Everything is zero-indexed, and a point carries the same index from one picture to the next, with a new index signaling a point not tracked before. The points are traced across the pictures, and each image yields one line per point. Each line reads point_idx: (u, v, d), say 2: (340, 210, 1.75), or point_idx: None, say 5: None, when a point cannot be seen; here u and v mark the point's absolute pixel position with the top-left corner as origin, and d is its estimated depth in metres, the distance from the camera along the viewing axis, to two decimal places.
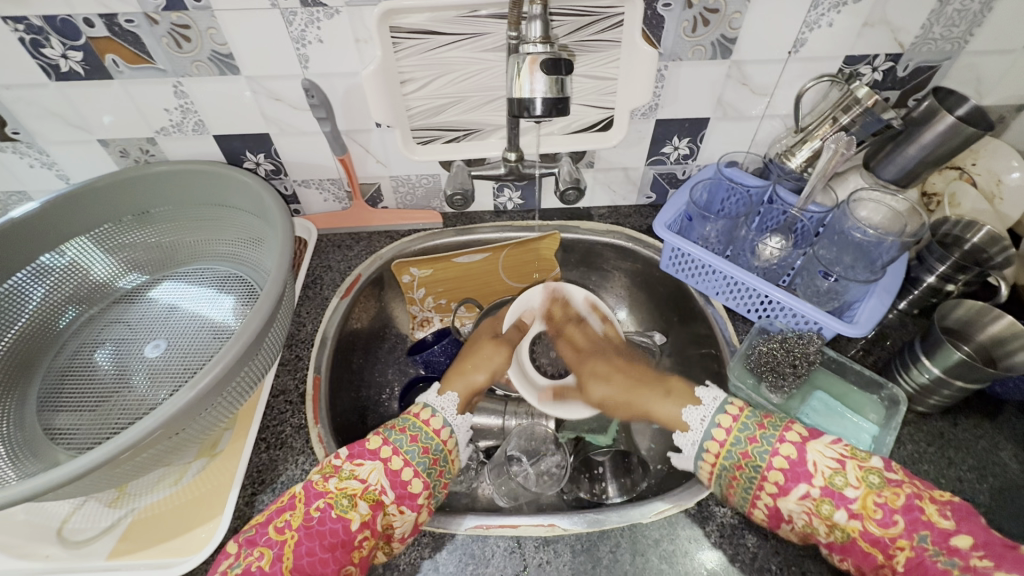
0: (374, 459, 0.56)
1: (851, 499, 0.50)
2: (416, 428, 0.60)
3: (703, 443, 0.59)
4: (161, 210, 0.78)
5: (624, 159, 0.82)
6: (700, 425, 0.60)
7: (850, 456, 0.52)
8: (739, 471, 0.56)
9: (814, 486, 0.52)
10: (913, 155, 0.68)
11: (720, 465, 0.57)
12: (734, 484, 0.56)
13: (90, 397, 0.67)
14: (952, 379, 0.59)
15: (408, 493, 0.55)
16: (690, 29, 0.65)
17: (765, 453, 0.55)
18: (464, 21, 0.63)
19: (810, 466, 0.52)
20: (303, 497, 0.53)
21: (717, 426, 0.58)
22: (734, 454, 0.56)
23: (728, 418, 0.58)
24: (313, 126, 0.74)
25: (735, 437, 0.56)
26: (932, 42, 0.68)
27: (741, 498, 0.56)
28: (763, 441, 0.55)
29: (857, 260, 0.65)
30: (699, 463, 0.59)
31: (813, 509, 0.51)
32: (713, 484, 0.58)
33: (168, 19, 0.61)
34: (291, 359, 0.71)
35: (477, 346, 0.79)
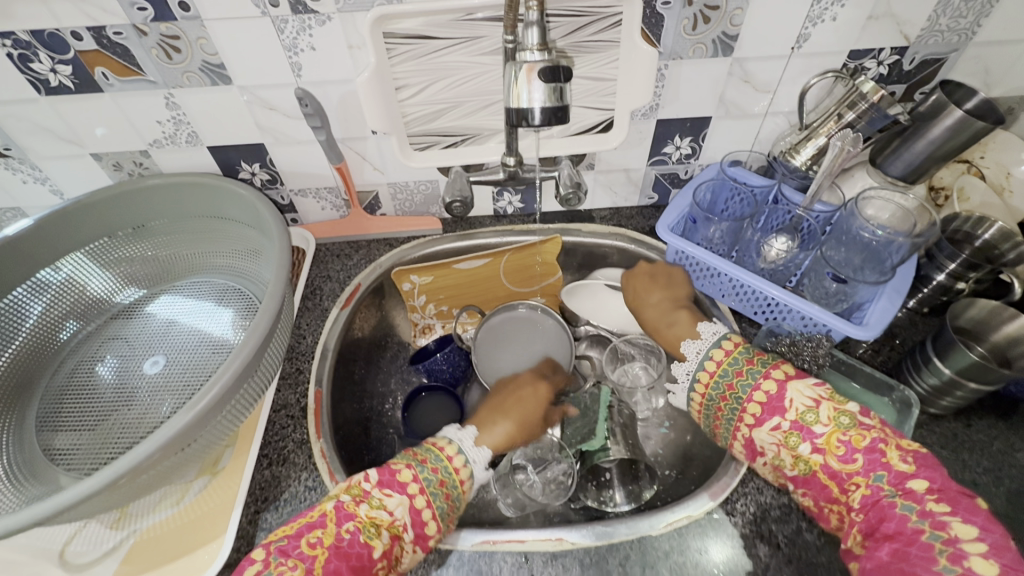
0: (402, 492, 0.55)
1: (818, 435, 0.52)
2: (446, 471, 0.58)
3: (697, 374, 0.61)
4: (159, 223, 0.77)
5: (625, 161, 0.80)
6: (684, 378, 0.62)
7: (826, 398, 0.53)
8: (724, 403, 0.59)
9: (786, 419, 0.54)
10: (921, 150, 0.66)
11: (708, 396, 0.60)
12: (719, 416, 0.60)
13: (90, 415, 0.66)
14: (965, 380, 0.57)
15: (424, 533, 0.55)
16: (690, 27, 0.63)
17: (748, 386, 0.57)
18: (459, 24, 0.61)
19: (786, 401, 0.54)
20: (334, 517, 0.52)
21: (704, 369, 0.61)
22: (721, 386, 0.59)
23: (720, 352, 0.60)
24: (308, 135, 0.73)
25: (724, 369, 0.59)
26: (938, 34, 0.66)
27: (725, 430, 0.60)
28: (748, 375, 0.57)
29: (867, 261, 0.64)
30: (691, 397, 0.62)
31: (783, 440, 0.54)
32: (703, 417, 0.62)
33: (157, 30, 0.60)
34: (292, 373, 0.70)
35: (513, 398, 0.69)
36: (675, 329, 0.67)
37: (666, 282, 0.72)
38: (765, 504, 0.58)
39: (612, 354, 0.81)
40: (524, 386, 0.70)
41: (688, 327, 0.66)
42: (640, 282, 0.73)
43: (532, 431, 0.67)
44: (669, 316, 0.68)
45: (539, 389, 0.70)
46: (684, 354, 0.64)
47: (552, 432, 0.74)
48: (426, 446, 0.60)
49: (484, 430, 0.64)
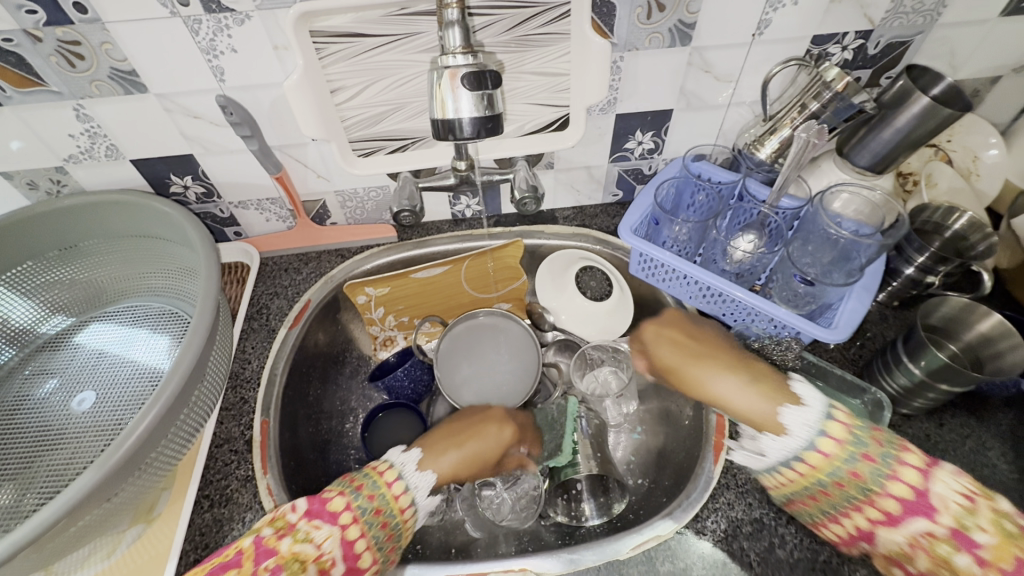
0: (332, 523, 0.52)
1: (979, 545, 0.41)
2: (383, 499, 0.55)
3: (799, 452, 0.49)
4: (87, 244, 0.71)
5: (586, 158, 0.76)
6: (779, 455, 0.50)
7: (981, 495, 0.43)
8: (837, 488, 0.47)
9: (936, 524, 0.42)
10: (888, 139, 0.64)
11: (812, 479, 0.48)
12: (822, 498, 0.49)
13: (9, 461, 0.60)
14: (936, 382, 0.55)
15: (357, 566, 0.52)
16: (645, 16, 0.59)
17: (881, 476, 0.45)
18: (393, 20, 0.56)
19: (936, 499, 0.43)
20: (251, 554, 0.49)
21: (815, 450, 0.48)
22: (840, 472, 0.46)
23: (838, 427, 0.47)
24: (239, 144, 0.67)
25: (847, 452, 0.46)
26: (903, 16, 0.63)
27: (825, 511, 0.50)
28: (880, 462, 0.45)
29: (835, 261, 0.61)
30: (781, 472, 0.51)
31: (928, 546, 0.43)
32: (790, 492, 0.51)
33: (53, 36, 0.54)
34: (236, 403, 0.65)
35: (470, 426, 0.66)
36: (748, 396, 0.55)
37: (700, 343, 0.63)
38: (736, 520, 0.55)
39: (581, 361, 0.77)
40: (490, 417, 0.67)
41: (769, 389, 0.54)
42: (666, 346, 0.65)
43: (479, 467, 0.63)
44: (734, 380, 0.57)
45: (503, 430, 0.65)
46: (782, 422, 0.50)
47: None
48: (364, 471, 0.58)
49: (431, 453, 0.61)
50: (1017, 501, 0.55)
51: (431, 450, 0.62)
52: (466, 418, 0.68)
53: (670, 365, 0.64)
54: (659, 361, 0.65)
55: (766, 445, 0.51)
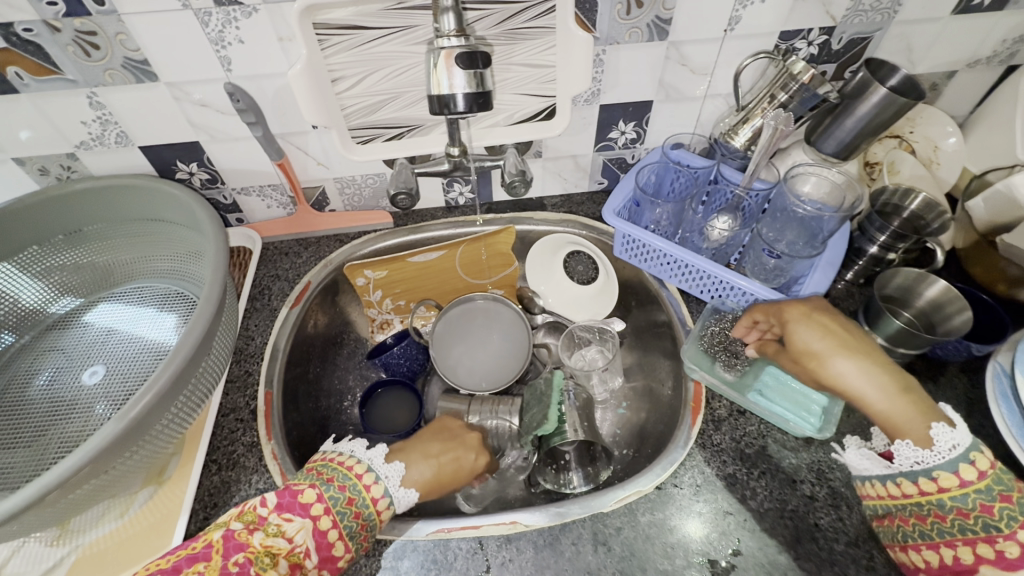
0: (304, 515, 0.51)
1: None
2: (354, 490, 0.54)
3: (931, 468, 0.47)
4: (94, 228, 0.74)
5: (572, 147, 0.81)
6: (906, 462, 0.49)
7: None
8: (955, 516, 0.46)
9: None
10: (850, 127, 0.69)
11: (928, 500, 0.47)
12: (924, 520, 0.48)
13: (22, 431, 0.63)
14: (894, 346, 0.60)
15: (331, 555, 0.51)
16: (624, 12, 0.64)
17: (1013, 520, 0.44)
18: (391, 13, 0.60)
19: None
20: (221, 548, 0.49)
21: (953, 472, 0.46)
22: (970, 500, 0.45)
23: (984, 462, 0.46)
24: (244, 131, 0.71)
25: (989, 485, 0.45)
26: (863, 14, 0.68)
27: (914, 534, 0.49)
28: (1016, 507, 0.44)
29: (800, 237, 0.67)
30: (892, 480, 0.50)
31: None
32: (888, 504, 0.51)
33: (71, 26, 0.57)
34: (241, 375, 0.69)
35: (446, 445, 0.63)
36: (899, 403, 0.52)
37: (853, 336, 0.57)
38: (711, 476, 0.60)
39: (568, 340, 0.81)
40: (470, 443, 0.64)
41: (921, 404, 0.51)
42: (815, 331, 0.58)
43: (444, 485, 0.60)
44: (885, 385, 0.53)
45: (479, 460, 0.63)
46: (929, 441, 0.48)
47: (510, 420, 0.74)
48: (326, 462, 0.57)
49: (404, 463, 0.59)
50: None
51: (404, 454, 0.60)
52: (444, 433, 0.65)
53: (813, 351, 0.57)
54: (798, 344, 0.58)
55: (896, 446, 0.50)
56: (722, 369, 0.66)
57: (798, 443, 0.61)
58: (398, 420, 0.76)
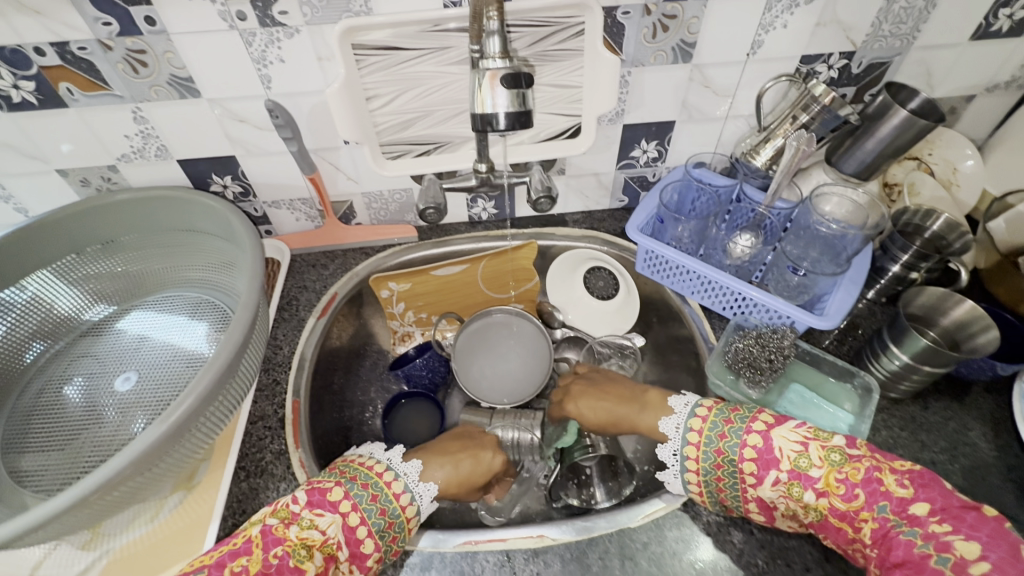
0: (334, 511, 0.53)
1: (816, 479, 0.51)
2: (378, 487, 0.57)
3: (683, 451, 0.58)
4: (129, 238, 0.76)
5: (595, 165, 0.82)
6: (673, 463, 0.58)
7: (811, 437, 0.53)
8: (720, 471, 0.55)
9: (782, 471, 0.52)
10: (871, 148, 0.70)
11: (702, 471, 0.56)
12: (721, 487, 0.56)
13: (57, 435, 0.65)
14: (920, 365, 0.61)
15: (359, 552, 0.53)
16: (650, 36, 0.66)
17: (735, 446, 0.55)
18: (427, 35, 0.63)
19: (776, 452, 0.53)
20: (260, 542, 0.50)
21: (688, 444, 0.58)
22: (711, 454, 0.56)
23: (698, 421, 0.58)
24: (279, 146, 0.73)
25: (707, 436, 0.57)
26: (882, 39, 0.70)
27: (732, 499, 0.55)
28: (732, 435, 0.56)
29: (823, 254, 0.68)
30: (687, 482, 0.57)
31: (787, 493, 0.52)
32: (706, 496, 0.57)
33: (123, 45, 0.60)
34: (269, 384, 0.70)
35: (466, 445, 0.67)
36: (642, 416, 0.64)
37: (602, 391, 0.71)
38: None
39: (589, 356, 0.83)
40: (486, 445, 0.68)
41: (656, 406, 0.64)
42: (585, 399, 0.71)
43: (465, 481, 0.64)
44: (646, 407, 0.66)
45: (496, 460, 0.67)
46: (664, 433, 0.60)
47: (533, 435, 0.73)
48: (351, 465, 0.59)
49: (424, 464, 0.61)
50: (994, 476, 0.60)
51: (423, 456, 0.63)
52: (460, 436, 0.69)
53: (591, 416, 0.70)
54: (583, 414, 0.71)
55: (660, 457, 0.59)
56: (746, 386, 0.66)
57: None
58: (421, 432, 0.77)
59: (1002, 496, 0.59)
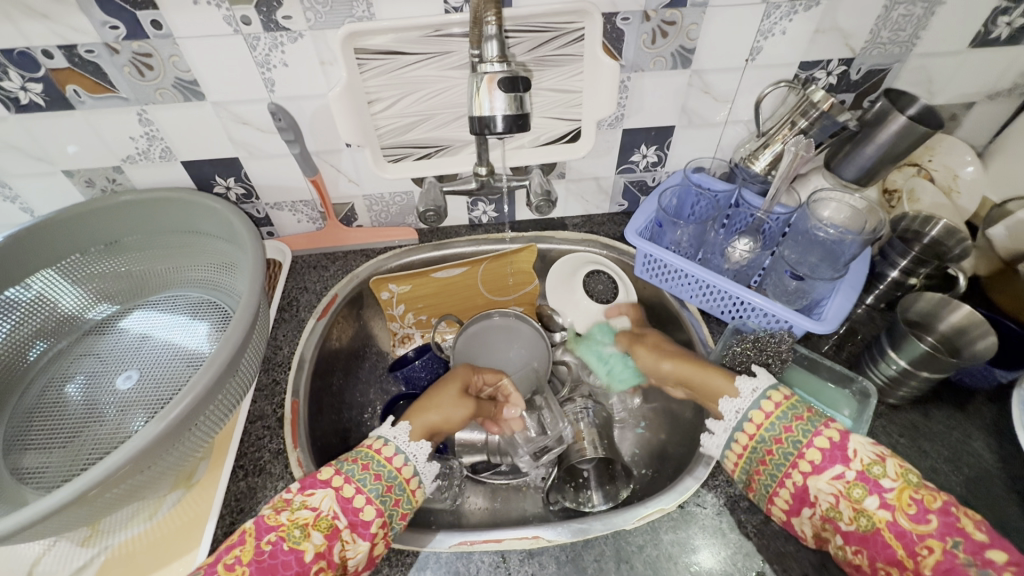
0: (326, 487, 0.54)
1: (886, 489, 0.48)
2: (368, 457, 0.57)
3: (748, 412, 0.57)
4: (132, 238, 0.77)
5: (595, 169, 0.83)
6: (732, 417, 0.58)
7: (891, 454, 0.51)
8: (776, 446, 0.54)
9: (850, 469, 0.50)
10: (871, 154, 0.70)
11: (756, 440, 0.55)
12: (765, 463, 0.54)
13: (59, 432, 0.65)
14: (918, 370, 0.61)
15: (359, 521, 0.53)
16: (650, 41, 0.66)
17: (808, 431, 0.53)
18: (428, 40, 0.64)
19: (850, 450, 0.51)
20: (252, 531, 0.51)
21: (757, 409, 0.56)
22: (776, 426, 0.54)
23: (778, 395, 0.56)
24: (282, 149, 0.74)
25: (782, 410, 0.55)
26: (881, 46, 0.70)
27: (769, 477, 0.54)
28: (809, 421, 0.53)
29: (823, 259, 0.67)
30: (733, 440, 0.57)
31: (844, 492, 0.49)
32: (743, 463, 0.56)
33: (129, 48, 0.61)
34: (268, 384, 0.71)
35: (437, 390, 0.70)
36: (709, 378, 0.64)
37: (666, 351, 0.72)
38: (735, 495, 0.60)
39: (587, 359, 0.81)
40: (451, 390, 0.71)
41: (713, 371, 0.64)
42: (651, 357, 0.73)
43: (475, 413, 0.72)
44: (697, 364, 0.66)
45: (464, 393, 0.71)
46: (738, 390, 0.59)
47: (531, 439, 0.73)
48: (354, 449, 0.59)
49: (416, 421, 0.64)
50: (995, 484, 0.60)
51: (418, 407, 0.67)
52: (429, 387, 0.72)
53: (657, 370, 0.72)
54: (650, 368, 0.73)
55: (723, 408, 0.59)
56: None
57: None
58: None
59: (1003, 504, 0.58)
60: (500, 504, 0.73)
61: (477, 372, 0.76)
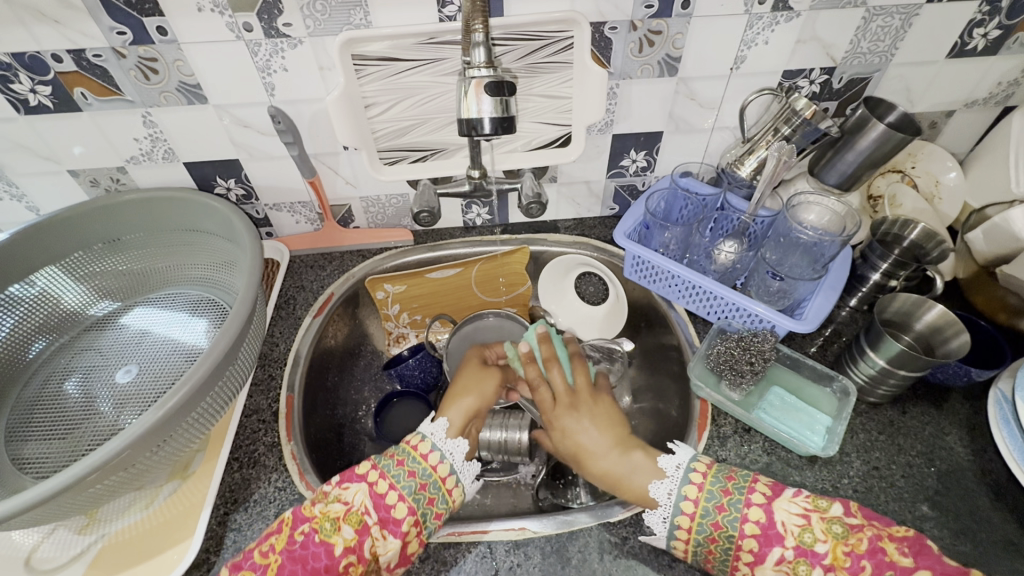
0: (361, 481, 0.56)
1: (823, 554, 0.50)
2: (403, 453, 0.58)
3: (674, 519, 0.55)
4: (132, 237, 0.79)
5: (585, 174, 0.85)
6: (674, 472, 0.57)
7: (812, 510, 0.52)
8: (715, 544, 0.53)
9: (787, 547, 0.51)
10: (852, 160, 0.72)
11: (694, 541, 0.54)
12: (710, 558, 0.54)
13: (59, 424, 0.67)
14: (895, 368, 0.62)
15: (390, 517, 0.54)
16: (637, 50, 0.69)
17: (735, 521, 0.53)
18: (423, 47, 0.66)
19: (780, 527, 0.52)
20: (290, 521, 0.54)
21: (682, 513, 0.55)
22: (706, 527, 0.54)
23: (694, 488, 0.56)
24: (282, 151, 0.76)
25: (704, 506, 0.54)
26: (861, 56, 0.73)
27: (719, 568, 0.54)
28: (731, 507, 0.53)
29: (803, 260, 0.70)
30: (673, 544, 0.55)
31: (792, 571, 0.50)
32: (691, 558, 0.55)
33: (135, 53, 0.63)
34: (264, 379, 0.72)
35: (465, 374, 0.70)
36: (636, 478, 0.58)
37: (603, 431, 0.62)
38: None
39: None
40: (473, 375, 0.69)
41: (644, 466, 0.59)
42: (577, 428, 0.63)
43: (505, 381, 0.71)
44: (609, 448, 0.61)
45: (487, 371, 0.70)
46: (655, 500, 0.56)
47: (520, 435, 0.72)
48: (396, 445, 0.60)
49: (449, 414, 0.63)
50: (969, 480, 0.61)
51: (450, 396, 0.66)
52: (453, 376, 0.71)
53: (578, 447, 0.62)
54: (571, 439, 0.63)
55: (648, 521, 0.56)
56: (727, 388, 0.67)
57: (802, 461, 0.63)
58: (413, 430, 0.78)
59: (977, 498, 0.60)
60: (490, 500, 0.74)
61: (489, 346, 0.76)
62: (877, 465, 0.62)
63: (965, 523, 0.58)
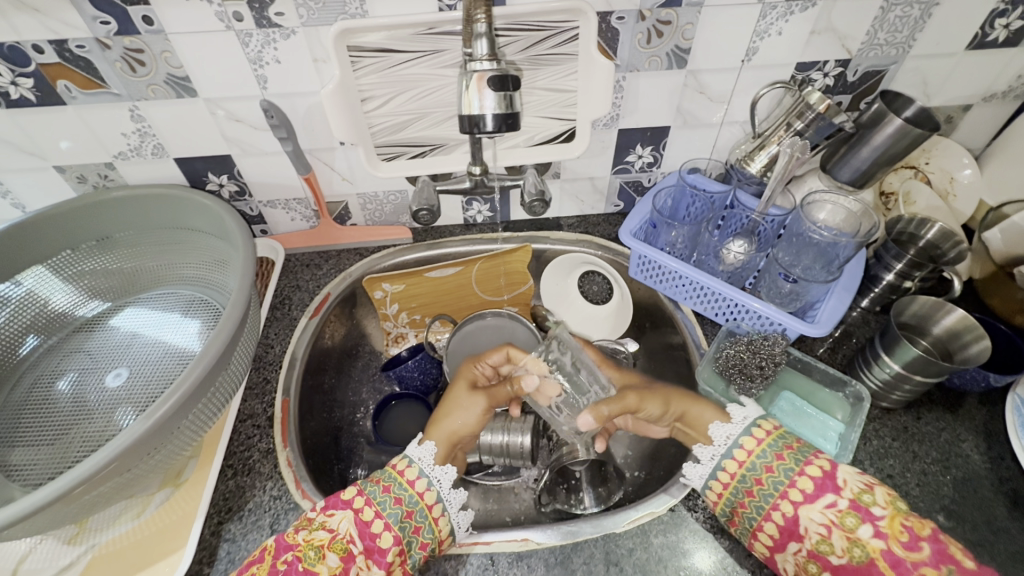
0: (346, 508, 0.54)
1: (879, 517, 0.49)
2: (390, 479, 0.57)
3: (723, 458, 0.57)
4: (123, 235, 0.77)
5: (590, 169, 0.83)
6: (723, 441, 0.58)
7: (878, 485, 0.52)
8: (765, 476, 0.54)
9: (842, 497, 0.50)
10: (866, 156, 0.69)
11: (742, 473, 0.55)
12: (749, 494, 0.54)
13: (48, 429, 0.65)
14: (911, 374, 0.60)
15: (375, 546, 0.52)
16: (645, 41, 0.66)
17: (798, 460, 0.54)
18: (422, 38, 0.63)
19: (841, 479, 0.52)
20: (273, 549, 0.51)
21: (740, 447, 0.57)
22: (765, 457, 0.55)
23: (764, 428, 0.57)
24: (275, 146, 0.73)
25: (770, 443, 0.56)
26: (877, 47, 0.70)
27: (751, 508, 0.54)
28: (798, 450, 0.54)
29: (816, 261, 0.68)
30: (719, 468, 0.57)
31: (837, 521, 0.50)
32: (725, 500, 0.56)
33: (120, 44, 0.61)
34: (259, 382, 0.70)
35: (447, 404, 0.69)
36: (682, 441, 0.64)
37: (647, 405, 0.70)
38: None
39: None
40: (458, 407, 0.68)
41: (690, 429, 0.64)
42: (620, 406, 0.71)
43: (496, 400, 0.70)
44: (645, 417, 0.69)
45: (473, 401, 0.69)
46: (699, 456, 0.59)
47: (522, 440, 0.69)
48: (383, 470, 0.59)
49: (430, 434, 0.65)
50: (987, 488, 0.59)
51: (434, 419, 0.67)
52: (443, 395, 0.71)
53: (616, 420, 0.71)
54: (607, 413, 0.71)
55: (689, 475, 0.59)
56: (736, 393, 0.65)
57: None
58: (411, 434, 0.75)
59: (995, 508, 0.58)
60: (491, 505, 0.73)
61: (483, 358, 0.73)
62: (891, 473, 0.61)
63: (983, 534, 0.56)
